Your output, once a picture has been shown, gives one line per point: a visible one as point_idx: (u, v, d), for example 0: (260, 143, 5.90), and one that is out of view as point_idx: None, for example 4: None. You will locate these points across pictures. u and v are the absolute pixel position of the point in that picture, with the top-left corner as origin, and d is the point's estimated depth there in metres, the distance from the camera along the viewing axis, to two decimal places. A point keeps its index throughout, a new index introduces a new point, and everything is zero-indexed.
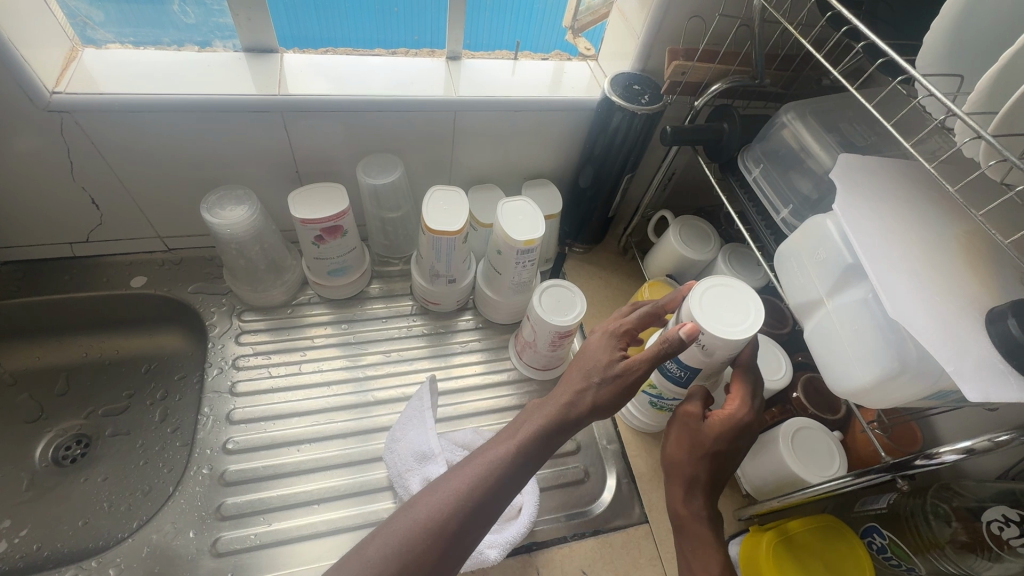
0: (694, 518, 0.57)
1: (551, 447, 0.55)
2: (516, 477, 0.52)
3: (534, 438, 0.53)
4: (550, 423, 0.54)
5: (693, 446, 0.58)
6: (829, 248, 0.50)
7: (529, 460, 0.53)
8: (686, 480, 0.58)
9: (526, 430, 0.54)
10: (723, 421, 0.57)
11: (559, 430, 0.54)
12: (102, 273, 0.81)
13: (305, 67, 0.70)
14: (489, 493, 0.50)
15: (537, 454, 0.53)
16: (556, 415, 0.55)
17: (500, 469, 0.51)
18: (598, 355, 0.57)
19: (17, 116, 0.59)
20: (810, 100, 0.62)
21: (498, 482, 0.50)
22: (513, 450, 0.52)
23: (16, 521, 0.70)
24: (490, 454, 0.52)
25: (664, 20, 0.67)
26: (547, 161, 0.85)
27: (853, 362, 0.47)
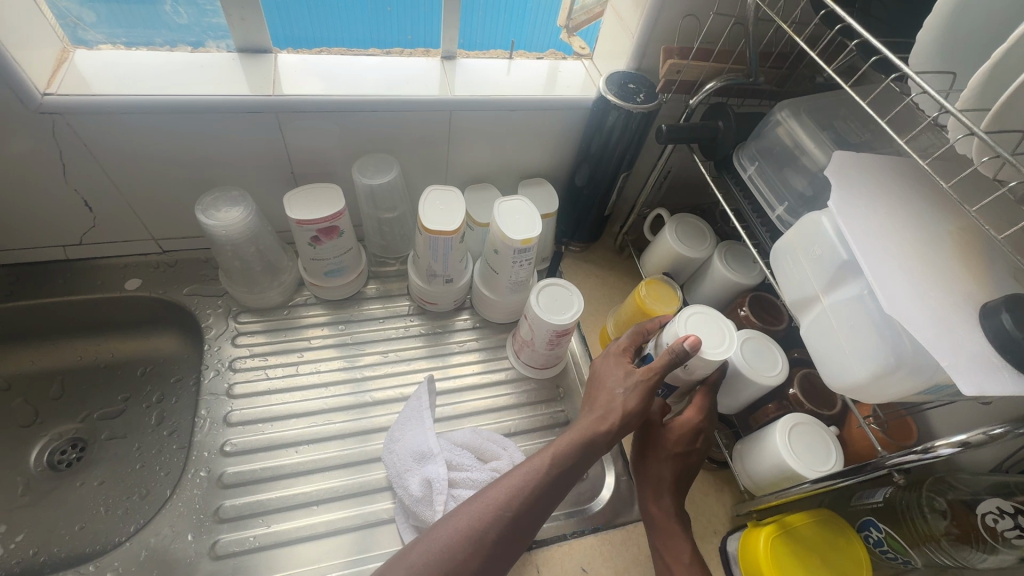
0: (664, 513, 0.63)
1: (590, 458, 0.56)
2: (557, 487, 0.53)
3: (569, 452, 0.55)
4: (583, 438, 0.56)
5: (658, 451, 0.65)
6: (824, 245, 0.50)
7: (570, 471, 0.54)
8: (654, 482, 0.64)
9: (562, 441, 0.56)
10: (683, 425, 0.64)
11: (595, 442, 0.56)
12: (96, 276, 0.80)
13: (299, 67, 0.70)
14: (530, 503, 0.51)
15: (578, 466, 0.55)
16: (591, 429, 0.57)
17: (540, 480, 0.52)
18: (614, 369, 0.62)
19: (8, 118, 0.59)
20: (805, 98, 0.63)
21: (539, 492, 0.52)
22: (550, 462, 0.54)
23: (12, 527, 0.69)
24: (530, 465, 0.53)
25: (659, 18, 0.67)
26: (543, 160, 0.85)
27: (849, 359, 0.48)
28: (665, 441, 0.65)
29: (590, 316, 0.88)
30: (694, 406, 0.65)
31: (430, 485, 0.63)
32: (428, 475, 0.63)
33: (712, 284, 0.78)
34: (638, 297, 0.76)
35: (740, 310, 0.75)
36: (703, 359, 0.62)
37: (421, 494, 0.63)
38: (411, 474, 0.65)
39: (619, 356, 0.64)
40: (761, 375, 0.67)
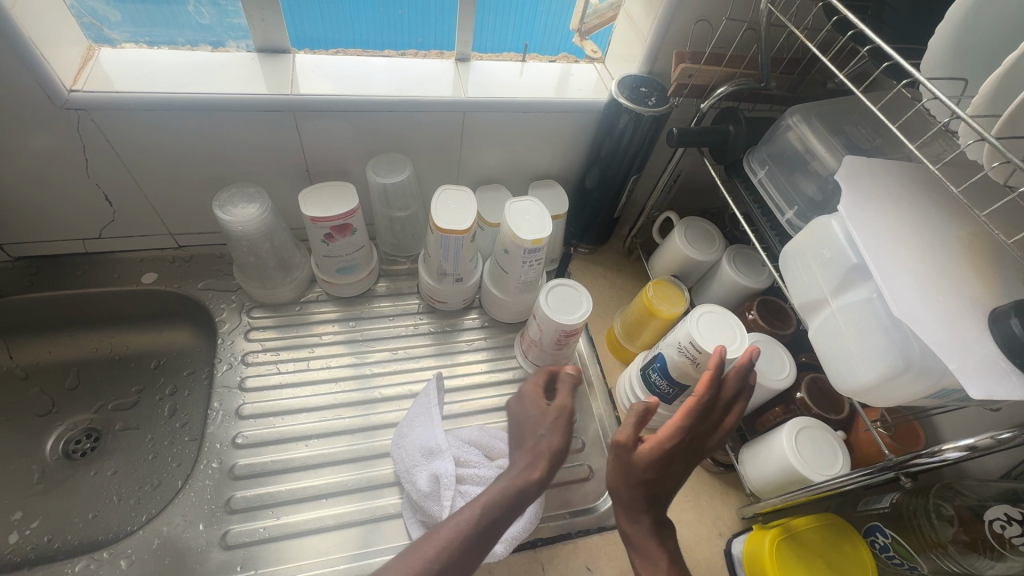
0: (639, 532, 0.56)
1: (526, 503, 0.54)
2: (493, 533, 0.51)
3: (498, 498, 0.53)
4: (512, 484, 0.54)
5: (625, 476, 0.57)
6: (833, 248, 0.51)
7: (504, 519, 0.52)
8: (626, 506, 0.57)
9: (490, 488, 0.54)
10: (657, 447, 0.55)
11: (527, 486, 0.54)
12: (113, 269, 0.82)
13: (317, 67, 0.71)
14: (467, 553, 0.49)
15: (514, 511, 0.53)
16: (526, 473, 0.55)
17: (476, 529, 0.50)
18: (533, 410, 0.62)
19: (36, 113, 0.61)
20: (816, 103, 0.63)
21: (475, 543, 0.50)
22: (479, 510, 0.51)
23: (28, 513, 0.71)
24: (466, 514, 0.51)
25: (671, 23, 0.67)
26: (554, 162, 0.86)
27: (857, 361, 0.48)
28: (634, 466, 0.56)
29: (598, 318, 0.89)
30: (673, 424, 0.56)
31: (438, 481, 0.64)
32: (436, 470, 0.64)
33: (720, 287, 0.79)
34: (646, 298, 0.76)
35: (748, 314, 0.75)
36: (711, 360, 0.62)
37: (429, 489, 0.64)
38: (419, 468, 0.66)
39: (533, 399, 0.64)
40: (767, 379, 0.67)
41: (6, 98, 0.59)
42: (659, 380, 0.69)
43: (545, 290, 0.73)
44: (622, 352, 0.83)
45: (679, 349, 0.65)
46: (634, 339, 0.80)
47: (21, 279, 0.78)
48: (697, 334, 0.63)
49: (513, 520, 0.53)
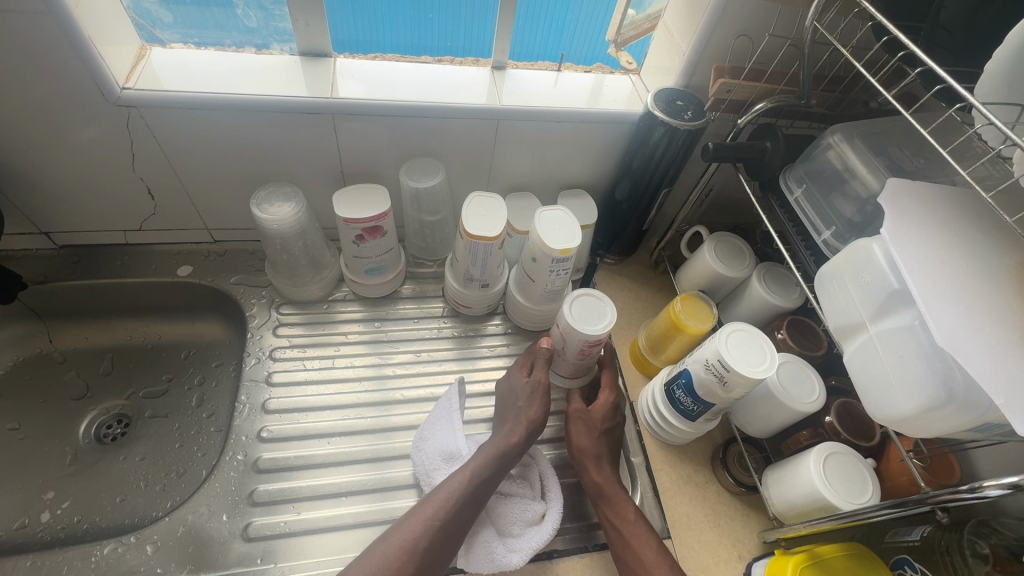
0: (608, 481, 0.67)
1: (509, 465, 0.64)
2: (483, 491, 0.61)
3: (486, 463, 0.62)
4: (497, 450, 0.64)
5: (589, 429, 0.71)
6: (874, 272, 0.49)
7: (490, 479, 0.62)
8: (594, 456, 0.68)
9: (478, 457, 0.63)
10: (602, 404, 0.73)
11: (509, 450, 0.64)
12: (151, 260, 0.84)
13: (357, 72, 0.72)
14: (464, 508, 0.58)
15: (498, 473, 0.63)
16: (508, 441, 0.65)
17: (470, 490, 0.59)
18: (515, 385, 0.72)
19: (89, 108, 0.63)
20: (859, 122, 0.62)
21: (470, 499, 0.59)
22: (472, 474, 0.61)
23: (59, 493, 0.73)
24: (457, 478, 0.60)
25: (711, 37, 0.67)
26: (585, 172, 0.86)
27: (895, 389, 0.47)
28: (595, 419, 0.71)
29: (621, 330, 0.88)
30: (607, 386, 0.75)
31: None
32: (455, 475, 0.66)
33: (749, 305, 0.78)
34: (673, 312, 0.76)
35: (777, 333, 0.74)
36: (740, 379, 0.61)
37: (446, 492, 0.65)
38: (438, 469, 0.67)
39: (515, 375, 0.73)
40: (796, 402, 0.66)
41: (63, 92, 0.61)
42: (684, 397, 0.69)
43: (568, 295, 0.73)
44: (645, 365, 0.82)
45: (707, 367, 0.64)
46: (659, 353, 0.80)
47: (64, 266, 0.81)
48: (727, 353, 0.62)
49: (498, 481, 0.63)
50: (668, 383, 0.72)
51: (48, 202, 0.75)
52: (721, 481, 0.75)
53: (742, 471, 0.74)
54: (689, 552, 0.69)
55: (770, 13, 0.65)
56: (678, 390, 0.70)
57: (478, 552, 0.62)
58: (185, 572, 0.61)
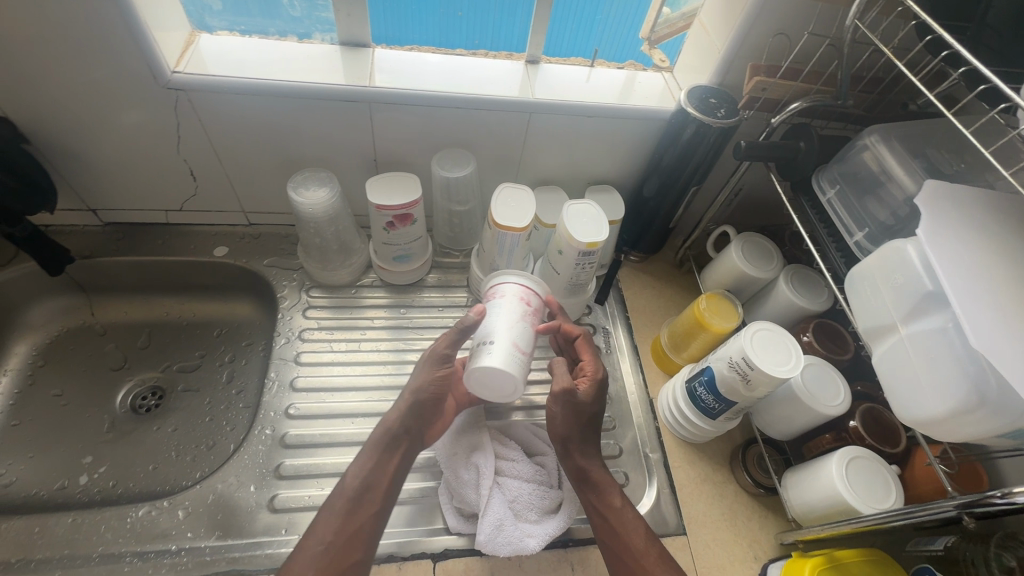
0: (592, 465, 0.66)
1: (404, 443, 0.65)
2: (376, 474, 0.62)
3: (354, 466, 0.62)
4: (371, 447, 0.63)
5: (577, 416, 0.66)
6: (907, 273, 0.49)
7: (381, 461, 0.62)
8: (578, 442, 0.66)
9: (358, 460, 0.62)
10: (592, 385, 0.66)
11: (379, 442, 0.63)
12: (190, 240, 0.87)
13: (394, 62, 0.74)
14: (361, 497, 0.60)
15: (388, 454, 0.63)
16: (386, 421, 0.65)
17: (357, 480, 0.60)
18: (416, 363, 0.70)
19: (140, 90, 0.66)
20: (898, 124, 0.61)
21: (360, 487, 0.60)
22: (348, 483, 0.60)
23: (97, 458, 0.76)
24: (342, 486, 0.61)
25: (748, 35, 0.67)
26: (613, 168, 0.86)
27: (926, 392, 0.46)
28: (581, 406, 0.65)
29: (644, 327, 0.88)
30: (591, 362, 0.67)
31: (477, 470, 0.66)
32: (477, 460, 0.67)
33: (775, 306, 0.77)
34: (697, 310, 0.76)
35: (803, 335, 0.73)
36: (764, 377, 0.61)
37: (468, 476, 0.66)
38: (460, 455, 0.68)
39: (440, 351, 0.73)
40: (820, 404, 0.65)
41: (117, 74, 0.64)
42: (706, 395, 0.69)
43: (497, 341, 0.61)
44: (667, 363, 0.82)
45: (731, 365, 0.64)
46: (681, 351, 0.80)
47: (108, 242, 0.85)
48: (752, 351, 0.62)
49: (383, 472, 0.62)
50: (690, 381, 0.72)
51: (97, 179, 0.78)
52: (740, 482, 0.74)
53: (762, 473, 0.73)
54: (704, 549, 0.69)
55: (809, 12, 0.64)
56: (700, 388, 0.70)
57: (499, 535, 0.62)
58: (213, 538, 0.63)
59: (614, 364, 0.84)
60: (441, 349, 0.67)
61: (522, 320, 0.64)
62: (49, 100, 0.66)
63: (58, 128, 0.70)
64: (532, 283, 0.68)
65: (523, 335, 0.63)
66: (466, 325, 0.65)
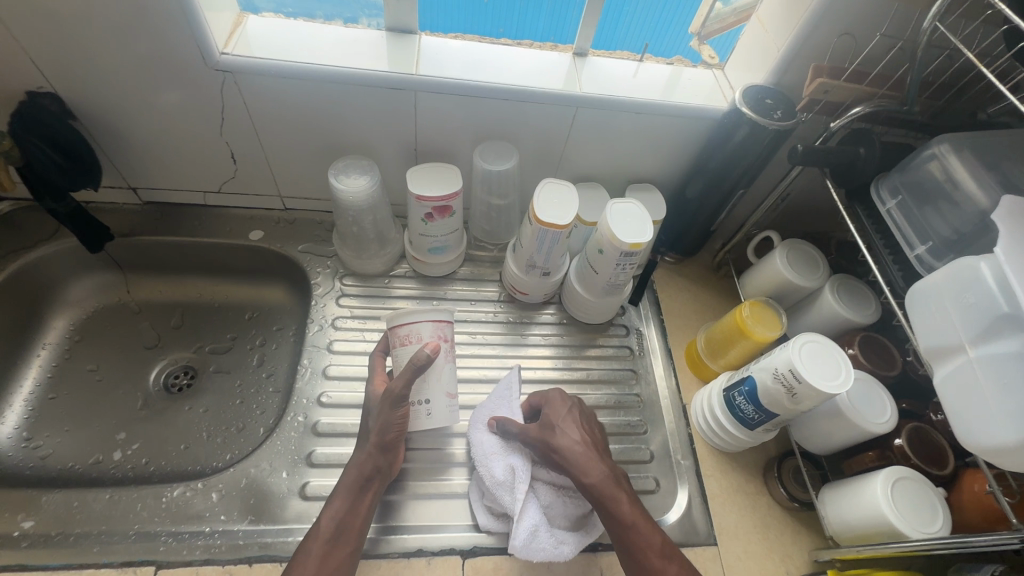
0: (598, 476, 0.60)
1: (375, 483, 0.62)
2: (350, 515, 0.59)
3: (330, 507, 0.59)
4: (346, 487, 0.60)
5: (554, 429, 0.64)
6: (981, 293, 0.46)
7: (355, 504, 0.60)
8: (581, 455, 0.61)
9: (331, 501, 0.59)
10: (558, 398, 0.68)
11: (353, 481, 0.61)
12: (225, 222, 0.87)
13: (440, 50, 0.73)
14: (338, 538, 0.57)
15: (361, 496, 0.60)
16: (354, 467, 0.62)
17: (331, 525, 0.58)
18: (371, 398, 0.65)
19: (189, 70, 0.65)
20: (971, 134, 0.58)
21: (337, 527, 0.58)
22: (326, 523, 0.58)
23: (130, 435, 0.77)
24: (321, 525, 0.58)
25: (812, 36, 0.64)
26: (656, 167, 0.84)
27: (996, 419, 0.44)
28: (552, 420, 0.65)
29: (678, 331, 0.87)
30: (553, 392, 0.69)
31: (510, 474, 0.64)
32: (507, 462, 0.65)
33: (819, 316, 0.75)
34: (739, 317, 0.74)
35: (847, 348, 0.71)
36: (812, 392, 0.59)
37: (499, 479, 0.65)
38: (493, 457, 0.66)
39: (374, 384, 0.66)
40: (866, 421, 0.63)
41: (166, 54, 0.63)
42: (746, 405, 0.67)
43: (436, 398, 0.64)
44: (702, 369, 0.81)
45: (776, 377, 0.62)
46: (717, 357, 0.78)
47: (146, 222, 0.85)
48: (798, 364, 0.60)
49: (359, 510, 0.60)
50: (728, 390, 0.71)
51: (138, 158, 0.78)
52: (775, 495, 0.73)
53: (798, 488, 0.72)
54: (735, 560, 0.67)
55: (880, 12, 0.62)
56: (739, 398, 0.68)
57: (534, 542, 0.61)
58: (246, 522, 0.64)
59: (647, 367, 0.83)
60: (396, 391, 0.61)
61: (444, 360, 0.64)
62: (98, 77, 0.66)
63: (105, 106, 0.70)
64: (444, 316, 0.64)
65: (450, 378, 0.66)
66: (420, 362, 0.61)
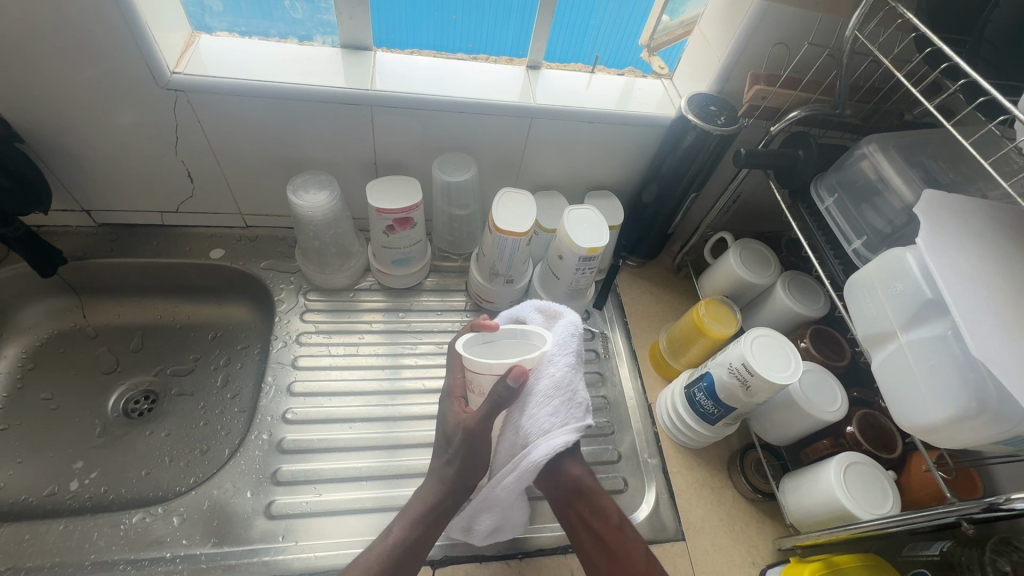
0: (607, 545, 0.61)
1: (446, 513, 0.60)
2: (420, 542, 0.58)
3: (408, 529, 0.58)
4: (423, 510, 0.60)
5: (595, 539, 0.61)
6: (908, 281, 0.50)
7: (425, 533, 0.59)
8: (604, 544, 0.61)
9: (408, 516, 0.59)
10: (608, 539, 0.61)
11: (440, 503, 0.60)
12: (185, 242, 0.86)
13: (396, 66, 0.74)
14: (405, 560, 0.57)
15: (435, 525, 0.60)
16: (431, 497, 0.60)
17: (398, 549, 0.57)
18: (449, 422, 0.60)
19: (139, 90, 0.65)
20: (896, 134, 0.62)
21: (404, 553, 0.57)
22: (408, 528, 0.58)
23: (88, 463, 0.75)
24: (396, 526, 0.59)
25: (748, 44, 0.68)
26: (614, 174, 0.87)
27: (927, 399, 0.48)
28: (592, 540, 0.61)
29: (642, 332, 0.89)
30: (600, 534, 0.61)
31: (588, 380, 0.63)
32: (572, 385, 0.59)
33: (773, 312, 0.78)
34: (696, 316, 0.77)
35: (800, 341, 0.74)
36: (766, 383, 0.61)
37: (578, 401, 0.59)
38: (558, 407, 0.57)
39: (455, 405, 0.61)
40: (819, 410, 0.66)
41: (116, 75, 0.63)
42: (705, 400, 0.69)
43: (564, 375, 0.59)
44: (665, 368, 0.83)
45: (731, 371, 0.64)
46: (679, 356, 0.81)
47: (102, 244, 0.84)
48: (751, 357, 0.62)
49: (436, 531, 0.60)
50: (689, 386, 0.73)
51: (92, 180, 0.77)
52: (738, 487, 0.75)
53: (759, 478, 0.74)
54: (704, 554, 0.69)
55: (809, 23, 0.66)
56: (699, 393, 0.70)
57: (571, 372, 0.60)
58: (209, 545, 0.63)
59: (613, 369, 0.84)
60: (476, 429, 0.56)
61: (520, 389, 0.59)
62: (44, 97, 0.65)
63: (54, 127, 0.68)
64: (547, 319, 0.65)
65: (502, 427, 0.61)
66: (501, 396, 0.54)
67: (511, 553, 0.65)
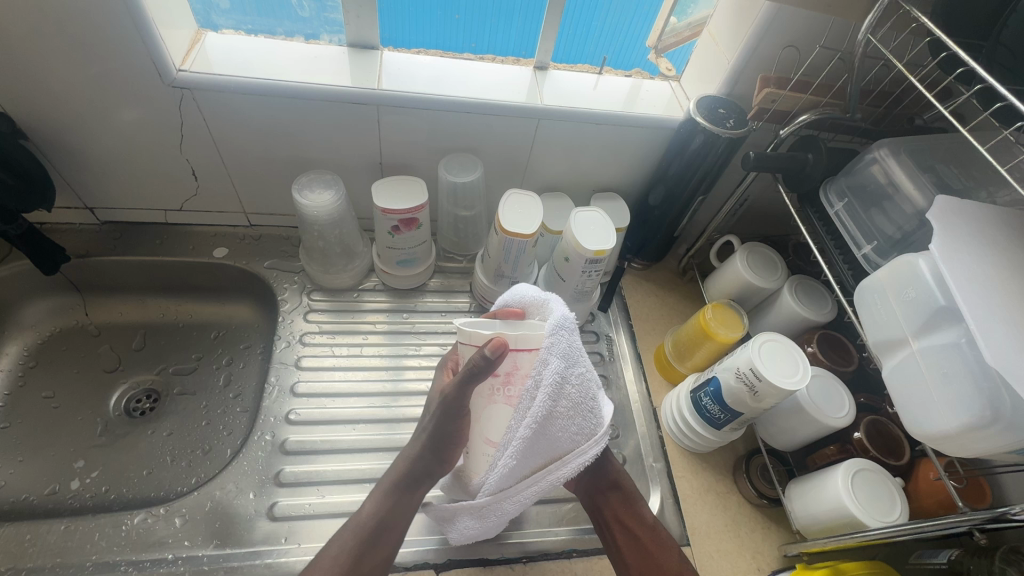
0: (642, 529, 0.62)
1: (416, 485, 0.59)
2: (390, 517, 0.57)
3: (381, 501, 0.57)
4: (395, 480, 0.59)
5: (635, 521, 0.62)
6: (920, 287, 0.50)
7: (396, 506, 0.58)
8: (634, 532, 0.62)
9: (380, 493, 0.58)
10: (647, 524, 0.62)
11: (409, 475, 0.59)
12: (188, 241, 0.86)
13: (403, 66, 0.74)
14: (373, 537, 0.55)
15: (405, 498, 0.59)
16: (403, 467, 0.59)
17: (369, 523, 0.56)
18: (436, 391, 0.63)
19: (144, 87, 0.65)
20: (907, 138, 0.62)
21: (373, 528, 0.56)
22: (378, 498, 0.58)
23: (89, 463, 0.74)
24: (369, 504, 0.58)
25: (758, 47, 0.67)
26: (620, 176, 0.86)
27: (940, 407, 0.47)
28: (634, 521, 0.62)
29: (647, 335, 0.88)
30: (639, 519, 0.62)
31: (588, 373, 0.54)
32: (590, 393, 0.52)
33: (779, 316, 0.77)
34: (703, 319, 0.76)
35: (807, 347, 0.74)
36: (773, 388, 0.61)
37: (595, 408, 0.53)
38: (581, 421, 0.52)
39: (443, 374, 0.64)
40: (827, 417, 0.65)
41: (120, 72, 0.63)
42: (711, 405, 0.69)
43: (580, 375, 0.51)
44: (671, 372, 0.82)
45: (739, 376, 0.64)
46: (685, 360, 0.80)
47: (105, 241, 0.83)
48: (758, 363, 0.62)
49: (410, 506, 0.59)
50: (695, 390, 0.72)
51: (95, 177, 0.76)
52: (743, 492, 0.74)
53: (765, 484, 0.73)
54: (708, 560, 0.68)
55: (820, 26, 0.65)
56: (706, 398, 0.70)
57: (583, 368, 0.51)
58: (211, 547, 0.62)
59: (618, 373, 0.83)
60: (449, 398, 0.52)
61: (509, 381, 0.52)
62: (48, 94, 0.64)
63: (57, 123, 0.68)
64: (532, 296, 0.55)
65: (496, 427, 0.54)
66: (478, 369, 0.48)
67: (515, 557, 0.65)
